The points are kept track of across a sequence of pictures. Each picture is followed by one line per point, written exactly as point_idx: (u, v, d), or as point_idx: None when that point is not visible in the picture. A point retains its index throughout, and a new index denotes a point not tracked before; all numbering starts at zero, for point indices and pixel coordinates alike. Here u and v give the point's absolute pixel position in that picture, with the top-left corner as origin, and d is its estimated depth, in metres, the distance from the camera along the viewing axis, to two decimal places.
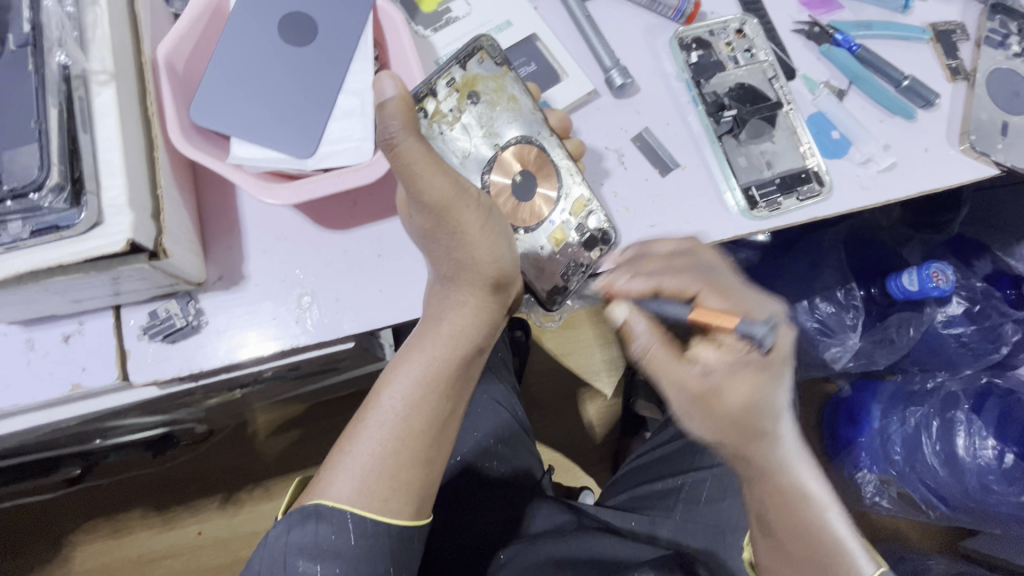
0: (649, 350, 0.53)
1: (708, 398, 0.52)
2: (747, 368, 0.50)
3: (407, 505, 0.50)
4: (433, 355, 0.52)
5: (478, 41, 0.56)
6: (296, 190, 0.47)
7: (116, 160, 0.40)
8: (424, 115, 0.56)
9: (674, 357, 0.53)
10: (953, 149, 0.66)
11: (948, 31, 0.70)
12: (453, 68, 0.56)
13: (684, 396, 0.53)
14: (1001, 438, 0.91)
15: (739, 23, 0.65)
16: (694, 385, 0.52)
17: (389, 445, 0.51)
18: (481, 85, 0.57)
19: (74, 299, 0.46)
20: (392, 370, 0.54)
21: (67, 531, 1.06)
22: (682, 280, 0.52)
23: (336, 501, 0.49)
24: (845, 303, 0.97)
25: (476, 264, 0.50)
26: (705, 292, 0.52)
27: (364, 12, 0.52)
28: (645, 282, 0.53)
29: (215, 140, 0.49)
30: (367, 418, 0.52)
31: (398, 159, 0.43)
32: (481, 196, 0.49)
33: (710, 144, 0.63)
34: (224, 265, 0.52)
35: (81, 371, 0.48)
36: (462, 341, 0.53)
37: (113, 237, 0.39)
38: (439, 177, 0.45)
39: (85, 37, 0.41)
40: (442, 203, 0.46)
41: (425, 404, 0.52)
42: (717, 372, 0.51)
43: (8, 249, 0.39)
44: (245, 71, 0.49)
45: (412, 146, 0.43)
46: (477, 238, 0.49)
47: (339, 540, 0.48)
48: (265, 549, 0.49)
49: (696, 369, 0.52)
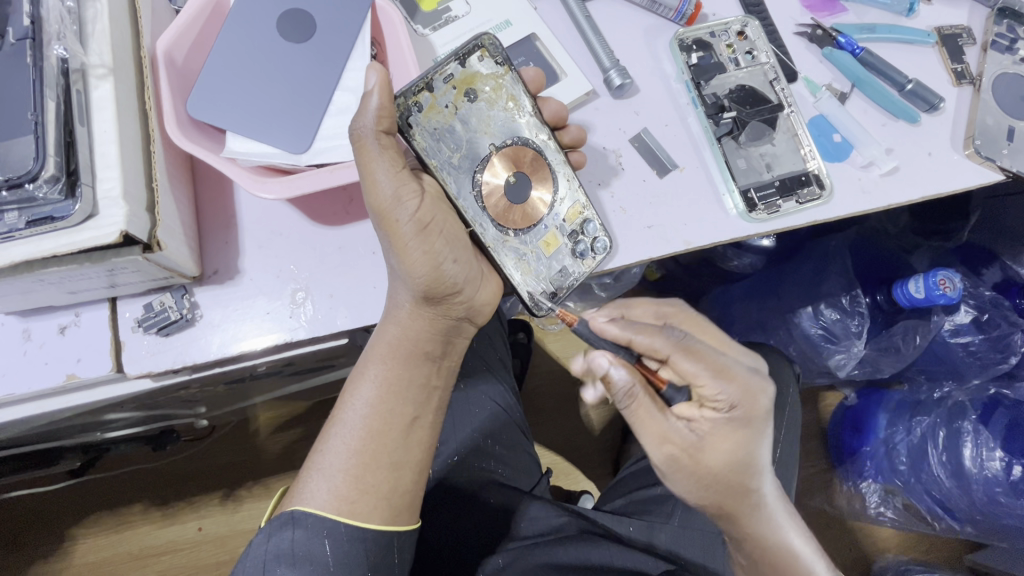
0: (634, 393, 0.49)
1: (689, 453, 0.51)
2: (732, 424, 0.50)
3: (378, 509, 0.51)
4: (391, 357, 0.53)
5: (478, 39, 0.54)
6: (285, 185, 0.48)
7: (111, 154, 0.41)
8: (418, 109, 0.53)
9: (658, 407, 0.50)
10: (957, 153, 0.66)
11: (954, 34, 0.69)
12: (450, 63, 0.54)
13: (665, 451, 0.50)
14: (1009, 450, 0.88)
15: (740, 25, 0.65)
16: (676, 439, 0.50)
17: (353, 446, 0.52)
18: (480, 83, 0.56)
19: (69, 290, 0.46)
20: (360, 373, 0.55)
21: (67, 525, 1.07)
22: (655, 339, 0.50)
23: (311, 507, 0.50)
24: (850, 310, 0.96)
25: (412, 275, 0.49)
26: (678, 354, 0.49)
27: (362, 11, 0.52)
28: (629, 329, 0.51)
29: (211, 133, 0.50)
30: (334, 418, 0.54)
31: (358, 152, 0.47)
32: (426, 207, 0.49)
33: (709, 145, 0.63)
34: (220, 259, 0.52)
35: (76, 362, 0.49)
36: (414, 346, 0.53)
37: (107, 228, 0.40)
38: (384, 180, 0.47)
39: (84, 32, 0.42)
40: (381, 208, 0.48)
41: (388, 406, 0.53)
42: (700, 427, 0.50)
43: (5, 239, 0.40)
44: (243, 68, 0.50)
45: (369, 145, 0.46)
46: (416, 250, 0.49)
47: (313, 546, 0.48)
48: (245, 558, 0.49)
49: (683, 425, 0.50)
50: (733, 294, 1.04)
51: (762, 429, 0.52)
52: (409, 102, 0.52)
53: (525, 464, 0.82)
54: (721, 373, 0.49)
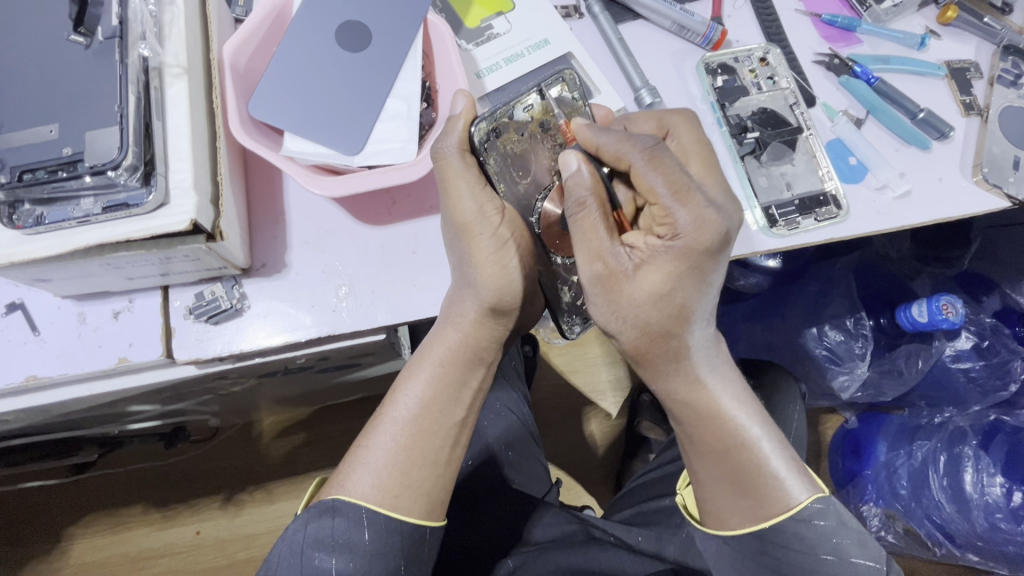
0: (585, 200, 0.48)
1: (617, 278, 0.48)
2: (669, 257, 0.47)
3: (418, 503, 0.53)
4: (447, 360, 0.57)
5: (561, 71, 0.54)
6: (341, 184, 0.50)
7: (184, 147, 0.44)
8: (497, 135, 0.54)
9: (605, 225, 0.49)
10: (966, 180, 0.69)
11: (962, 68, 0.73)
12: (531, 94, 0.54)
13: (593, 269, 0.49)
14: (1009, 476, 0.91)
15: (762, 52, 0.69)
16: (609, 260, 0.48)
17: (402, 442, 0.54)
18: (555, 115, 0.55)
19: (127, 276, 0.48)
20: (408, 373, 0.58)
21: (68, 522, 1.07)
22: (622, 147, 0.49)
23: (351, 497, 0.52)
24: (853, 333, 1.00)
25: (487, 284, 0.53)
26: (641, 164, 0.48)
27: (415, 25, 0.55)
28: (603, 137, 0.51)
29: (270, 134, 0.52)
30: (384, 415, 0.56)
31: (441, 171, 0.51)
32: (506, 224, 0.53)
33: (733, 163, 0.66)
34: (268, 254, 0.54)
35: (128, 346, 0.51)
36: (471, 353, 0.57)
37: (178, 217, 0.42)
38: (467, 198, 0.51)
39: (163, 33, 0.45)
40: (466, 222, 0.52)
41: (439, 407, 0.56)
42: (638, 256, 0.49)
43: (81, 223, 0.42)
44: (302, 75, 0.53)
45: (452, 163, 0.51)
46: (492, 263, 0.53)
47: (353, 534, 0.51)
48: (283, 542, 0.52)
49: (622, 250, 0.49)
50: (737, 314, 1.07)
51: (703, 276, 0.49)
52: (489, 127, 0.53)
53: (537, 473, 0.83)
54: (679, 193, 0.47)
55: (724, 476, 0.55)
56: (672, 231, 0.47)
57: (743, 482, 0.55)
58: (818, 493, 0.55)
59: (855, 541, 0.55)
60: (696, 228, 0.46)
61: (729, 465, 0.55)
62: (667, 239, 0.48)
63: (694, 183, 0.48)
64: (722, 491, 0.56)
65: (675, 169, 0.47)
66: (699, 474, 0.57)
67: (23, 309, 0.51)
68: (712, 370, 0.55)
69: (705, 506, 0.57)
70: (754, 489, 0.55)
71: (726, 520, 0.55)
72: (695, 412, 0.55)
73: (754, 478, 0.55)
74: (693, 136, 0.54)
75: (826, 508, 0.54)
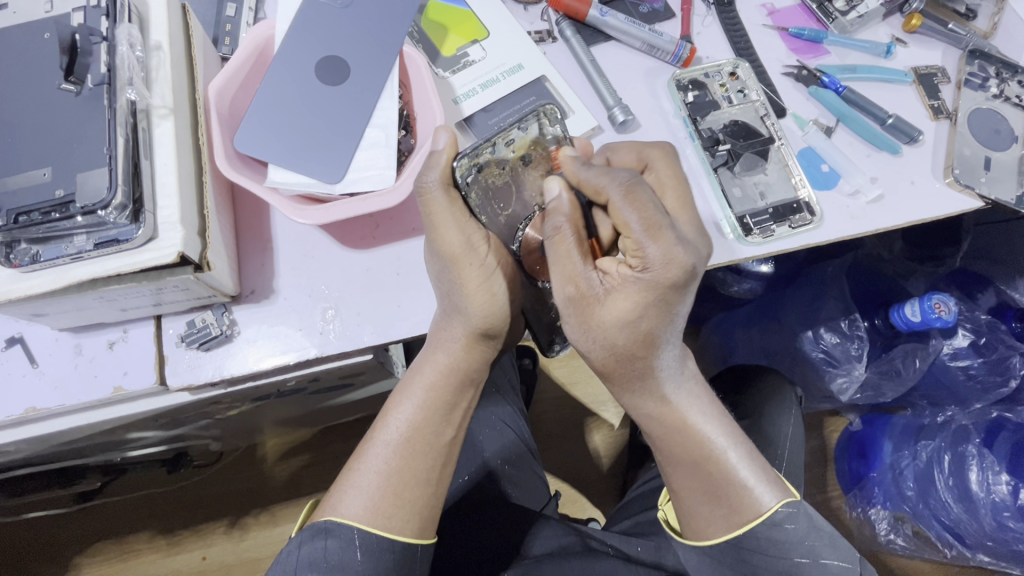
0: (560, 227, 0.52)
1: (588, 302, 0.51)
2: (637, 287, 0.49)
3: (410, 523, 0.55)
4: (438, 382, 0.58)
5: (542, 107, 0.55)
6: (322, 212, 0.52)
7: (170, 184, 0.46)
8: (479, 169, 0.55)
9: (579, 252, 0.52)
10: (938, 182, 0.70)
11: (929, 74, 0.75)
12: (514, 130, 0.55)
13: (565, 291, 0.52)
14: (1014, 472, 0.90)
15: (732, 67, 0.71)
16: (581, 285, 0.51)
17: (394, 464, 0.56)
18: (536, 147, 0.57)
19: (121, 308, 0.50)
20: (399, 395, 0.59)
21: (74, 552, 1.08)
22: (601, 181, 0.51)
23: (344, 517, 0.53)
24: (850, 334, 1.00)
25: (476, 310, 0.55)
26: (617, 199, 0.49)
27: (391, 57, 0.57)
28: (586, 170, 0.53)
29: (255, 166, 0.55)
30: (375, 438, 0.57)
31: (426, 206, 0.53)
32: (492, 252, 0.55)
33: (706, 175, 0.68)
34: (257, 280, 0.56)
35: (123, 375, 0.53)
36: (462, 375, 0.59)
37: (166, 250, 0.44)
38: (453, 231, 0.53)
39: (150, 77, 0.48)
40: (454, 255, 0.53)
41: (428, 428, 0.57)
42: (610, 282, 0.51)
43: (73, 259, 0.45)
44: (285, 110, 0.55)
45: (436, 197, 0.52)
46: (480, 292, 0.55)
47: (345, 555, 0.52)
48: (278, 563, 0.53)
49: (595, 276, 0.51)
50: (734, 320, 1.10)
51: (669, 309, 0.50)
52: (470, 164, 0.55)
53: (535, 487, 0.84)
54: (651, 230, 0.48)
55: (695, 489, 0.57)
56: (643, 263, 0.49)
57: (728, 485, 0.57)
58: (789, 499, 0.57)
59: (827, 542, 0.57)
60: (664, 261, 0.48)
61: (702, 479, 0.57)
62: (641, 269, 0.49)
63: (670, 219, 0.49)
64: (696, 501, 0.57)
65: (649, 203, 0.48)
66: (674, 484, 0.59)
67: (22, 342, 0.53)
68: (675, 400, 0.57)
69: (683, 518, 0.59)
70: (728, 498, 0.57)
71: (710, 524, 0.57)
72: (676, 417, 0.58)
73: (731, 486, 0.57)
74: (670, 169, 0.59)
75: (799, 512, 0.57)
